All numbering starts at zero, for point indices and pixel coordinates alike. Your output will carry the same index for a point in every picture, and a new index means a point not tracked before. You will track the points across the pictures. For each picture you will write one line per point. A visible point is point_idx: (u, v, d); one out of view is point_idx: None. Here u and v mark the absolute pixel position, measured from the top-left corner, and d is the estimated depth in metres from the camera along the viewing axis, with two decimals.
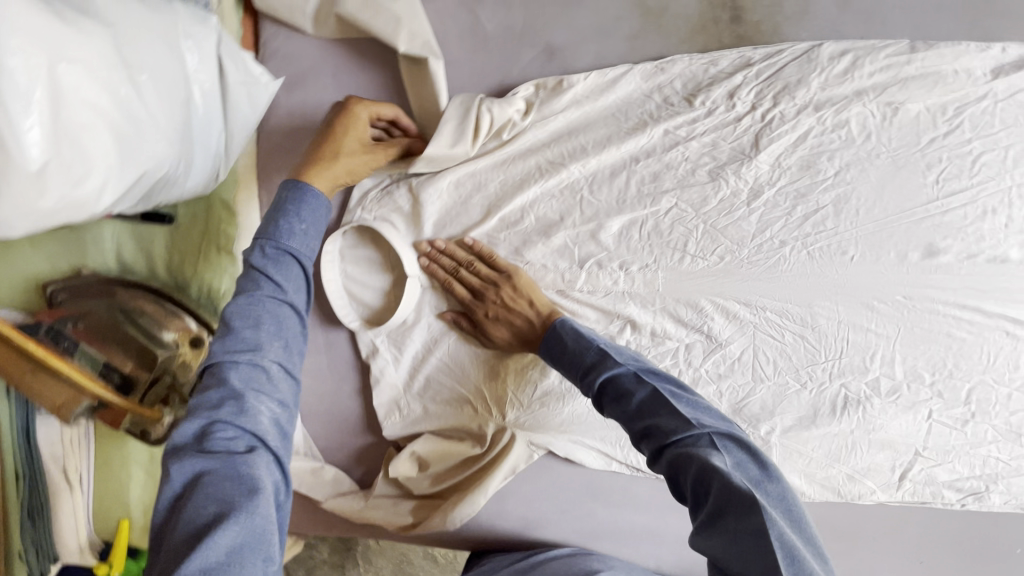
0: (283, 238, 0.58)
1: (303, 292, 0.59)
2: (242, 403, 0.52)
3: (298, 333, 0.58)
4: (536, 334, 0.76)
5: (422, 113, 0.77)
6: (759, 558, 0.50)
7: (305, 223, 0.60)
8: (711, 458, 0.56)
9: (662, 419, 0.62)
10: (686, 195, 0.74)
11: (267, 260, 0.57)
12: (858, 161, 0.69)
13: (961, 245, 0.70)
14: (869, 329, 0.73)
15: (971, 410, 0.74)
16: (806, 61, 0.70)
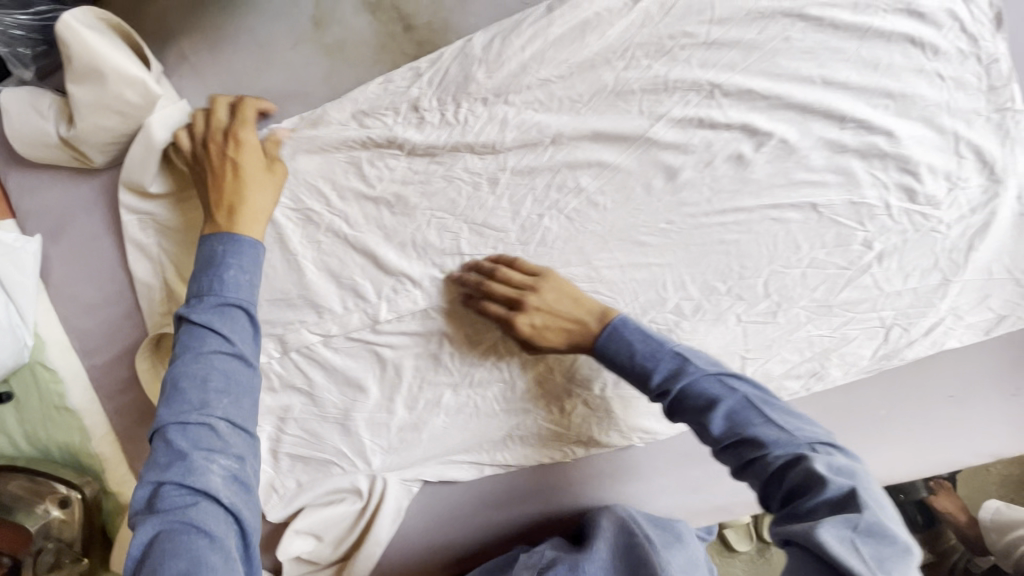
0: (228, 291, 0.63)
1: (246, 324, 0.63)
2: (191, 464, 0.54)
3: (247, 329, 0.63)
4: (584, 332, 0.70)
5: (179, 208, 0.78)
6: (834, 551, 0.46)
7: (244, 272, 0.65)
8: (794, 456, 0.53)
9: (756, 428, 0.56)
10: (436, 203, 0.75)
11: (209, 313, 0.61)
12: (567, 118, 0.71)
13: (694, 157, 0.72)
14: (651, 261, 0.75)
15: (775, 301, 0.75)
16: (464, 58, 0.70)
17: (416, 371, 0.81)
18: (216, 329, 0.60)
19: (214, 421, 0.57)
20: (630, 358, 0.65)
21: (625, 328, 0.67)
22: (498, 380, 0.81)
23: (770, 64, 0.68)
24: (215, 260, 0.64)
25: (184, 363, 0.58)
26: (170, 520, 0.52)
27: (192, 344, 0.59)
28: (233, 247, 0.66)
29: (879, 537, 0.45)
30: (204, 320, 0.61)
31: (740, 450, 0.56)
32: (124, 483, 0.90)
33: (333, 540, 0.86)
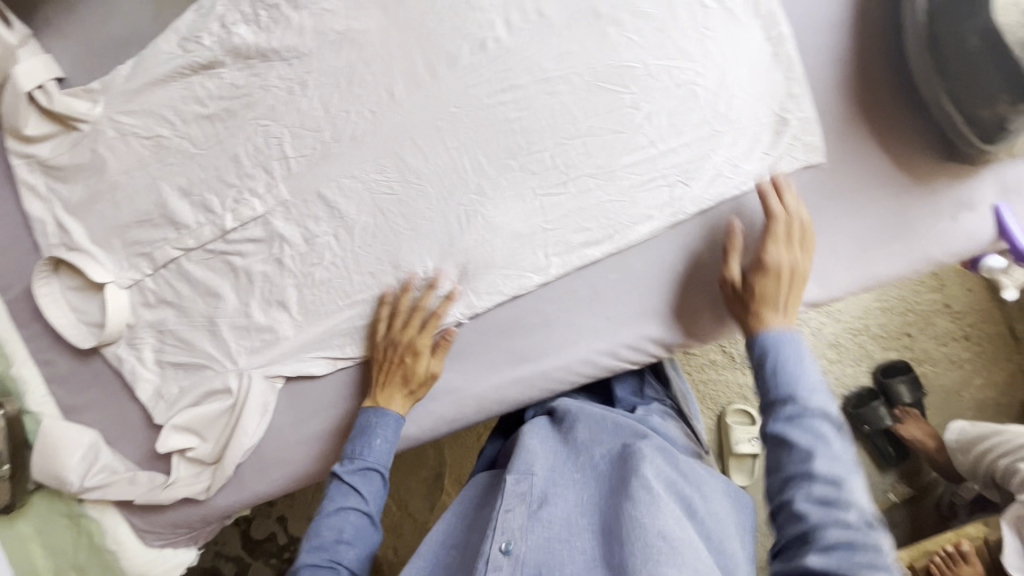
0: (372, 440, 0.83)
1: (391, 431, 0.84)
2: (342, 502, 0.79)
3: (393, 425, 0.84)
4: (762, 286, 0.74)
5: (55, 146, 0.91)
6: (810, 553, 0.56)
7: (386, 439, 0.83)
8: (799, 482, 0.59)
9: (778, 446, 0.62)
10: (260, 112, 0.85)
11: (367, 423, 0.83)
12: (353, 19, 0.80)
13: (470, 42, 0.79)
14: (448, 146, 0.83)
15: (564, 172, 0.82)
16: None
17: (264, 275, 0.91)
18: (355, 487, 0.80)
19: (349, 513, 0.79)
20: (772, 371, 0.66)
21: (779, 346, 0.68)
22: (335, 274, 0.89)
23: None
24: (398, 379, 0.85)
25: (326, 516, 0.78)
26: (319, 542, 0.76)
27: (347, 456, 0.82)
28: (380, 418, 0.84)
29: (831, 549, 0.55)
30: (359, 424, 0.84)
31: (784, 452, 0.61)
32: (42, 401, 1.01)
33: (212, 440, 0.96)
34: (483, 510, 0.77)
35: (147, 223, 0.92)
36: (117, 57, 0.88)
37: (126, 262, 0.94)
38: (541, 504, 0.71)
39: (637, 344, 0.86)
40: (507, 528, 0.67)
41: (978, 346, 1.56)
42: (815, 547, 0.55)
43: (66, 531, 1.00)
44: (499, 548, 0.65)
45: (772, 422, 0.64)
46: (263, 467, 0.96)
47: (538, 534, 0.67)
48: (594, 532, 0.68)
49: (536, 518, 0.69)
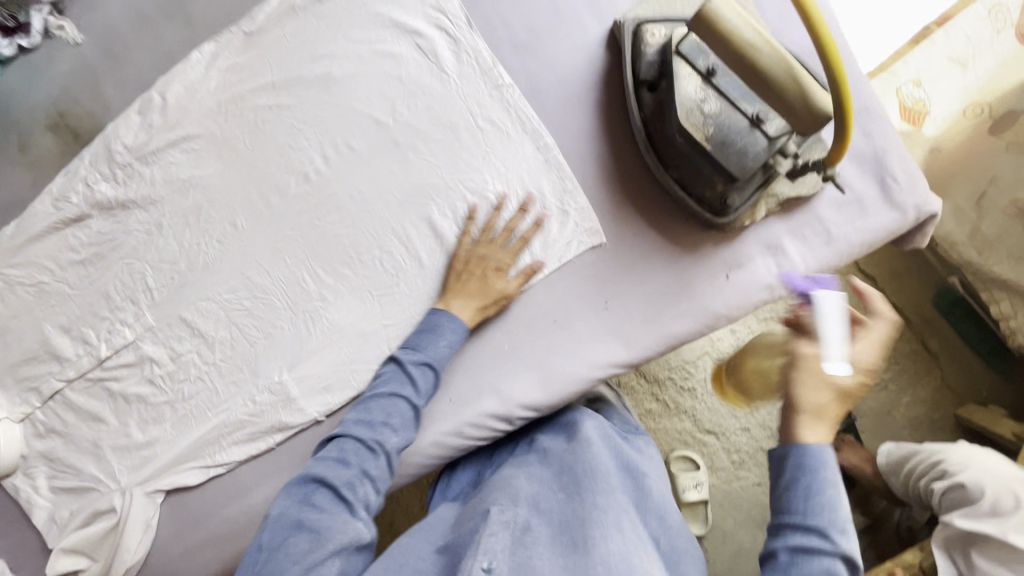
0: (429, 349, 0.85)
1: (430, 377, 0.85)
2: (348, 452, 0.77)
3: (427, 386, 0.85)
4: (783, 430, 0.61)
5: None
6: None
7: (439, 339, 0.86)
8: (789, 528, 0.57)
9: (778, 563, 0.57)
10: (124, 252, 0.96)
11: (414, 366, 0.84)
12: (195, 167, 0.93)
13: (295, 175, 0.92)
14: (289, 262, 0.94)
15: (393, 273, 0.92)
16: (107, 137, 0.94)
17: (139, 396, 0.99)
18: (413, 380, 0.84)
19: (393, 404, 0.82)
20: (802, 497, 0.57)
21: (805, 461, 0.58)
22: (202, 388, 0.97)
23: (325, 92, 0.90)
24: (433, 326, 0.87)
25: (379, 396, 0.82)
26: (314, 510, 0.70)
27: (393, 383, 0.84)
28: (447, 324, 0.87)
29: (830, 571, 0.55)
30: (421, 356, 0.85)
31: (781, 553, 0.57)
32: None
33: (102, 559, 1.00)
34: (460, 532, 0.75)
35: (34, 360, 1.01)
36: (2, 217, 1.00)
37: (18, 397, 1.02)
38: (525, 532, 0.72)
39: (478, 421, 0.92)
40: (491, 548, 0.68)
41: (897, 364, 1.48)
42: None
43: None
44: (480, 566, 0.65)
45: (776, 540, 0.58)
46: None
47: (521, 555, 0.69)
48: (555, 526, 0.76)
49: (518, 544, 0.70)
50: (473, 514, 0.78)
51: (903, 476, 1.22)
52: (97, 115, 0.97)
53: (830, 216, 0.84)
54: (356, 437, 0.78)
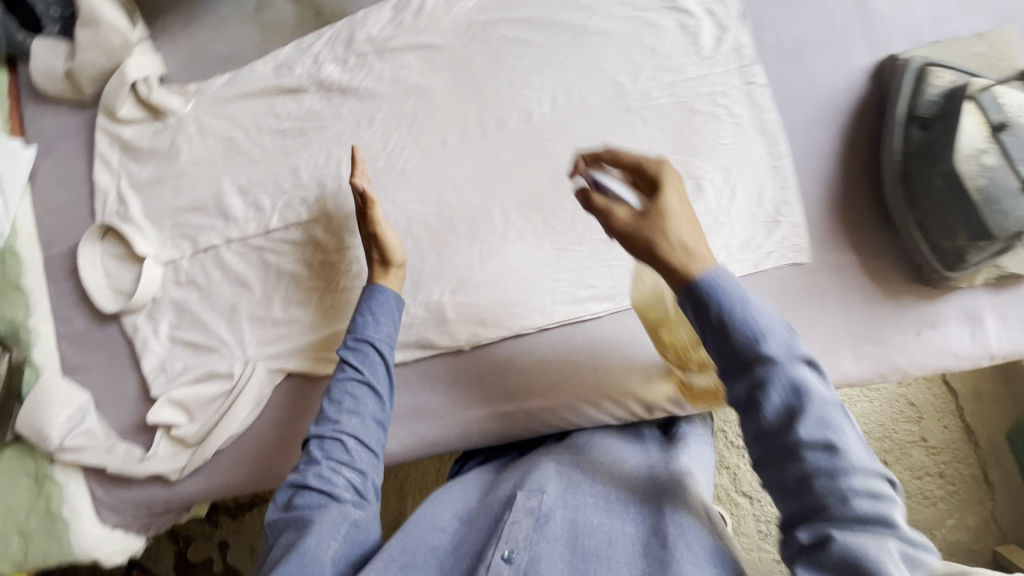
0: (373, 330, 0.84)
1: (378, 363, 0.83)
2: (300, 466, 0.77)
3: (382, 367, 0.83)
4: (671, 273, 0.58)
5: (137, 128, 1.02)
6: (783, 416, 0.52)
7: (376, 317, 0.85)
8: (817, 474, 0.51)
9: (805, 493, 0.51)
10: (326, 135, 0.98)
11: (348, 351, 0.83)
12: (425, 77, 0.95)
13: (519, 111, 0.92)
14: (483, 191, 0.94)
15: (581, 231, 0.91)
16: (352, 25, 0.96)
17: (292, 274, 0.99)
18: (348, 360, 0.82)
19: (350, 386, 0.81)
20: (755, 381, 0.53)
21: (732, 295, 0.54)
22: (356, 286, 0.97)
23: (576, 41, 0.90)
24: (369, 302, 0.86)
25: (330, 388, 0.81)
26: (273, 521, 0.75)
27: (370, 364, 0.82)
28: (376, 302, 0.87)
29: (833, 445, 0.51)
30: (370, 339, 0.83)
31: (803, 453, 0.51)
32: (51, 356, 1.06)
33: (198, 422, 0.98)
34: (487, 508, 0.77)
35: (199, 210, 1.01)
36: (218, 68, 1.02)
37: (169, 240, 1.02)
38: (548, 520, 0.71)
39: (622, 399, 0.90)
40: (511, 540, 0.69)
41: (955, 486, 1.34)
42: (827, 558, 0.49)
43: (23, 493, 1.09)
44: (500, 555, 0.67)
45: (790, 463, 0.52)
46: (241, 456, 0.98)
47: (540, 548, 0.68)
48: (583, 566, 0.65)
49: (541, 532, 0.69)
50: (498, 495, 0.79)
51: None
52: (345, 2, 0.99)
53: None
54: (321, 432, 0.77)
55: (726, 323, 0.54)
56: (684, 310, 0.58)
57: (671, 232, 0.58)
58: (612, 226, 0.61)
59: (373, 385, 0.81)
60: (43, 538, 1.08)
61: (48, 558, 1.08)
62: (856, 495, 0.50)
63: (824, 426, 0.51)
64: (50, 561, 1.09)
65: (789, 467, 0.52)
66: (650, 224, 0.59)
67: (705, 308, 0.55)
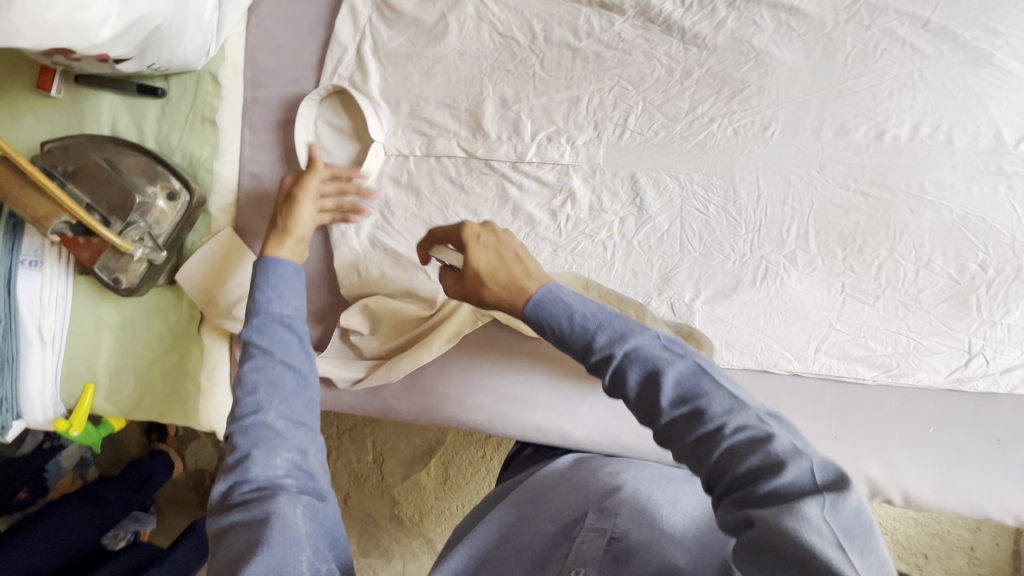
0: (271, 305, 0.60)
1: (293, 337, 0.59)
2: (239, 460, 0.52)
3: (296, 341, 0.59)
4: (502, 305, 0.58)
5: None
6: (693, 442, 0.43)
7: (280, 287, 0.61)
8: (722, 439, 0.42)
9: (780, 484, 0.38)
10: (626, 73, 0.82)
11: (253, 328, 0.58)
12: (776, 45, 0.78)
13: (870, 126, 0.77)
14: (786, 202, 0.80)
15: (882, 286, 0.79)
16: None
17: (530, 218, 0.86)
18: (255, 343, 0.57)
19: (272, 365, 0.57)
20: (724, 434, 0.42)
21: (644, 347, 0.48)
22: (597, 255, 0.85)
23: (972, 69, 0.75)
24: (256, 283, 0.61)
25: (244, 365, 0.57)
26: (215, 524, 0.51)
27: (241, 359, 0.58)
28: (274, 272, 0.62)
29: (763, 433, 0.41)
30: (250, 330, 0.58)
31: (689, 417, 0.44)
32: (224, 210, 0.94)
33: (381, 339, 0.90)
34: (549, 514, 0.64)
35: (445, 110, 0.87)
36: None
37: (401, 131, 0.88)
38: (620, 538, 0.55)
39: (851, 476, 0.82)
40: (580, 557, 0.53)
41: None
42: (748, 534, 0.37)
43: (151, 341, 1.00)
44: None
45: (682, 432, 0.44)
46: (415, 387, 0.91)
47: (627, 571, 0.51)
48: None
49: (613, 559, 0.53)
50: (567, 505, 0.64)
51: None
52: None
53: None
54: (243, 422, 0.54)
55: (562, 334, 0.51)
56: (545, 341, 0.54)
57: (489, 274, 0.59)
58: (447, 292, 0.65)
59: (290, 353, 0.58)
60: (165, 394, 1.00)
61: (162, 415, 1.01)
62: (750, 455, 0.40)
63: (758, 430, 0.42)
64: (163, 419, 1.01)
65: (733, 472, 0.40)
66: (466, 274, 0.61)
67: (541, 331, 0.53)
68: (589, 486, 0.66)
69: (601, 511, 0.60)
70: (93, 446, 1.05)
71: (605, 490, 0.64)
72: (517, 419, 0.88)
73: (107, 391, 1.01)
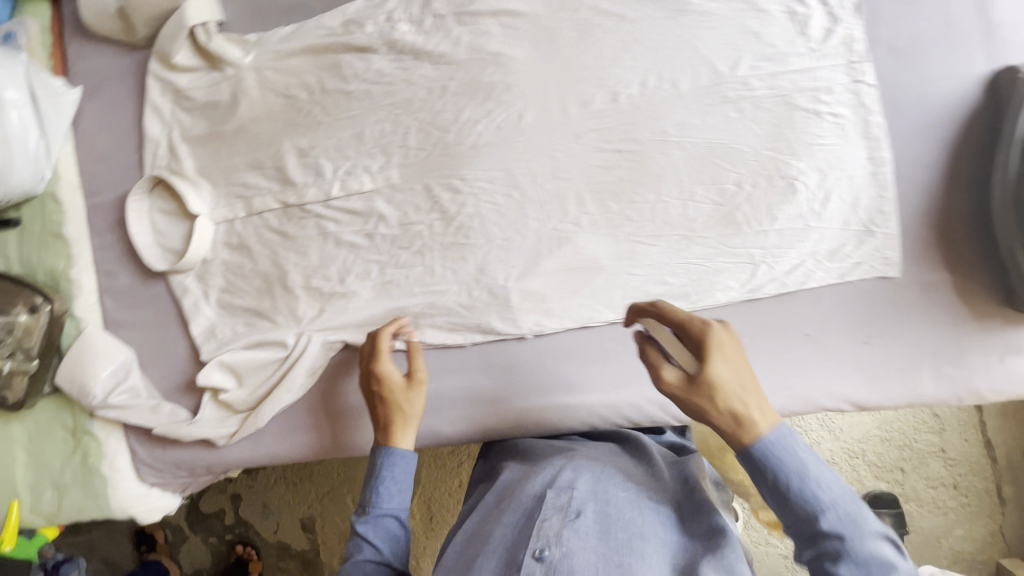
0: (384, 497, 0.75)
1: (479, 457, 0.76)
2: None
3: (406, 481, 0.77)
4: (729, 435, 0.62)
5: (194, 80, 0.97)
6: (816, 562, 0.58)
7: (399, 483, 0.76)
8: (833, 538, 0.56)
9: (827, 537, 0.57)
10: (394, 100, 0.92)
11: (368, 518, 0.75)
12: (506, 46, 0.89)
13: (603, 91, 0.88)
14: (558, 175, 0.90)
15: (659, 225, 0.88)
16: None
17: (351, 246, 0.94)
18: (368, 539, 0.74)
19: (387, 527, 0.75)
20: (800, 479, 0.58)
21: (783, 456, 0.59)
22: (418, 265, 0.93)
23: (674, 20, 0.84)
24: (375, 473, 0.76)
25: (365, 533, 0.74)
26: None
27: (374, 519, 0.75)
28: (397, 465, 0.76)
29: (874, 547, 0.55)
30: (399, 479, 0.76)
31: (827, 543, 0.57)
32: (91, 310, 1.02)
33: (248, 391, 0.96)
34: (510, 501, 0.77)
35: (255, 172, 0.96)
36: (281, 20, 0.96)
37: (223, 200, 0.98)
38: (577, 516, 0.71)
39: None
40: (545, 540, 0.69)
41: (966, 497, 1.48)
42: (839, 561, 0.56)
43: (59, 446, 1.07)
44: (533, 554, 0.68)
45: (823, 546, 0.57)
46: (293, 427, 0.96)
47: (573, 543, 0.68)
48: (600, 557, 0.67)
49: (572, 529, 0.69)
50: (523, 491, 0.77)
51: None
52: None
53: None
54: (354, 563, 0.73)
55: (761, 472, 0.60)
56: (746, 473, 0.62)
57: (723, 388, 0.61)
58: (663, 387, 0.64)
59: (394, 501, 0.76)
60: (80, 495, 1.05)
61: (82, 512, 1.06)
62: (880, 542, 0.56)
63: (855, 506, 0.57)
64: (84, 516, 1.06)
65: (825, 543, 0.57)
66: (698, 392, 0.62)
67: (764, 473, 0.60)
68: (545, 465, 0.81)
69: (557, 489, 0.75)
70: (30, 557, 1.13)
71: (556, 474, 0.78)
72: None
73: (28, 503, 1.07)
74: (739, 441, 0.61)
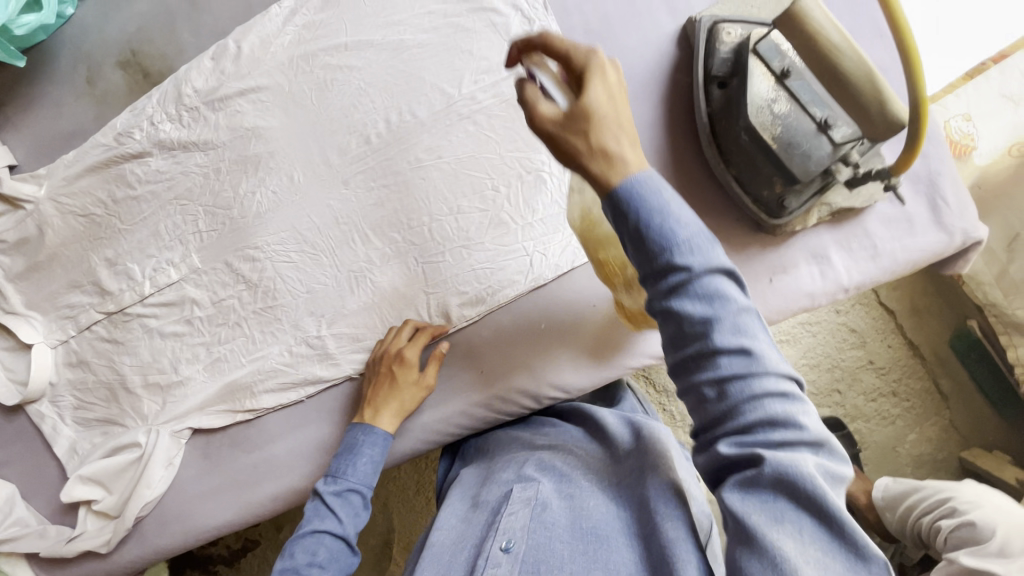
0: (352, 476, 0.85)
1: (376, 451, 0.87)
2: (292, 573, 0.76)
3: (364, 472, 0.85)
4: (593, 179, 0.50)
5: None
6: (734, 464, 0.47)
7: (366, 460, 0.86)
8: (749, 425, 0.46)
9: (751, 434, 0.46)
10: (179, 193, 0.98)
11: (335, 497, 0.83)
12: (260, 118, 0.95)
13: (356, 136, 0.94)
14: (338, 220, 0.95)
15: (440, 241, 0.93)
16: (178, 81, 0.97)
17: (175, 335, 1.00)
18: (333, 512, 0.82)
19: (321, 533, 0.80)
20: (710, 351, 0.47)
21: (639, 197, 0.47)
22: (239, 335, 0.98)
23: (396, 58, 0.93)
24: (353, 446, 0.86)
25: (300, 537, 0.80)
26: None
27: (311, 519, 0.81)
28: (367, 440, 0.87)
29: (789, 432, 0.45)
30: (346, 471, 0.85)
31: (737, 439, 0.47)
32: None
33: (117, 496, 0.99)
34: (484, 501, 0.79)
35: (75, 291, 1.02)
36: (64, 148, 1.02)
37: (55, 324, 1.04)
38: (542, 506, 0.72)
39: (508, 396, 0.91)
40: (510, 530, 0.70)
41: (907, 401, 1.43)
42: (748, 470, 0.46)
43: None
44: (499, 546, 0.68)
45: (723, 426, 0.48)
46: (166, 519, 0.99)
47: (540, 534, 0.68)
48: (570, 540, 0.67)
49: (536, 518, 0.70)
50: (493, 490, 0.80)
51: (899, 513, 1.20)
52: (170, 62, 1.01)
53: (878, 231, 0.85)
54: (293, 557, 0.78)
55: (687, 339, 0.48)
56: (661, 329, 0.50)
57: (575, 109, 0.50)
58: (535, 124, 0.52)
59: (338, 497, 0.83)
60: None
61: None
62: (800, 450, 0.45)
63: (785, 403, 0.46)
64: None
65: (739, 453, 0.47)
66: (576, 123, 0.50)
67: (646, 254, 0.48)
68: (517, 461, 0.83)
69: (525, 482, 0.77)
70: None
71: (523, 471, 0.80)
72: (252, 497, 0.97)
73: None
74: (602, 189, 0.50)
